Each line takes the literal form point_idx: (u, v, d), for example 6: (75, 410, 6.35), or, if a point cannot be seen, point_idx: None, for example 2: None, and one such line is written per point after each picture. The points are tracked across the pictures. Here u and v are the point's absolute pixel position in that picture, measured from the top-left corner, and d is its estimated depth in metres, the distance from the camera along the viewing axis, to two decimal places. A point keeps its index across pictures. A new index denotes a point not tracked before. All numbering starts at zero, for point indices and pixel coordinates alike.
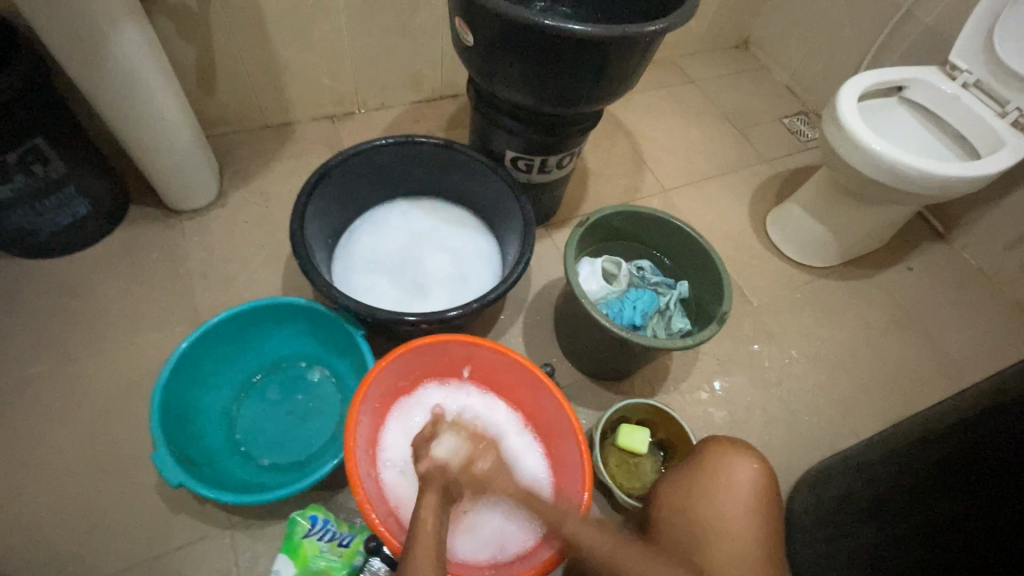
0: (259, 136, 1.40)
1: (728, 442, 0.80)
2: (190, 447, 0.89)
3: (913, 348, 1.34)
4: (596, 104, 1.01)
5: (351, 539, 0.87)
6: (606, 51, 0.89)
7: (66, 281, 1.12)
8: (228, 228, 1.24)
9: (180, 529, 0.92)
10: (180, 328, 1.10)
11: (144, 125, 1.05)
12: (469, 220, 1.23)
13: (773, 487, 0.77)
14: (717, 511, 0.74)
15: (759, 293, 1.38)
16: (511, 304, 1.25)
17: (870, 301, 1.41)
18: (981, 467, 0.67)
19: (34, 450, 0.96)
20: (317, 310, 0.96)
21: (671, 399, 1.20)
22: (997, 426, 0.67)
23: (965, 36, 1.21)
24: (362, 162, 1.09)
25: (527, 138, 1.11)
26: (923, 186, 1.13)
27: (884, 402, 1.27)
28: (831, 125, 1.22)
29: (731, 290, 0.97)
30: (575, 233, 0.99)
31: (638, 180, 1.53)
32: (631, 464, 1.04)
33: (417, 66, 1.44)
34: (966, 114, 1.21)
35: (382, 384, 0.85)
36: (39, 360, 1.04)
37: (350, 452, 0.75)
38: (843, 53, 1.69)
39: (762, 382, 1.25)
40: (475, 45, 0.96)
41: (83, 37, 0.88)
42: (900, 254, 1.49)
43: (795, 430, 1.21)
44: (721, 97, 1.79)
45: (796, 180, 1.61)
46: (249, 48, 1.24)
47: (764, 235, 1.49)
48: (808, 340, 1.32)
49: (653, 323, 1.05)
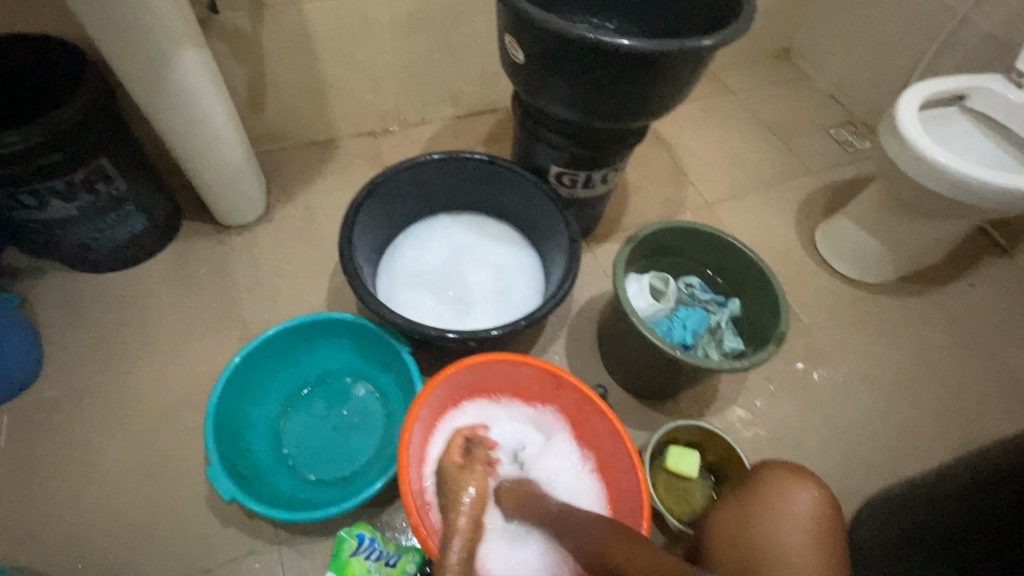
0: (304, 152, 1.43)
1: (788, 467, 0.78)
2: (240, 461, 0.90)
3: (977, 370, 1.27)
4: (644, 119, 1.00)
5: (398, 558, 0.86)
6: (657, 68, 0.88)
7: (123, 294, 1.16)
8: (275, 242, 1.26)
9: (230, 543, 0.92)
10: (228, 342, 1.12)
11: (199, 143, 1.08)
12: (511, 235, 1.23)
13: (837, 516, 0.75)
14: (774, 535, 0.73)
15: (810, 310, 1.33)
16: (554, 320, 1.23)
17: (929, 319, 1.34)
18: None
19: (91, 460, 0.98)
20: (365, 325, 0.96)
21: (719, 420, 1.16)
22: None
23: None
24: (407, 178, 1.10)
25: (572, 154, 1.10)
26: (991, 199, 1.07)
27: (947, 426, 1.20)
28: (889, 136, 1.17)
29: (788, 309, 0.93)
30: (624, 250, 0.97)
31: (679, 193, 1.50)
32: (681, 489, 1.00)
33: (457, 82, 1.45)
34: None
35: (431, 404, 0.84)
36: (98, 371, 1.07)
37: (403, 472, 0.74)
38: (893, 61, 1.63)
39: (815, 402, 1.20)
40: (524, 63, 0.96)
41: (149, 62, 0.92)
42: (960, 269, 1.42)
43: (852, 455, 1.15)
44: (764, 107, 1.75)
45: (844, 192, 1.56)
46: (297, 67, 1.26)
47: (813, 250, 1.44)
48: (863, 359, 1.27)
49: (703, 342, 1.02)
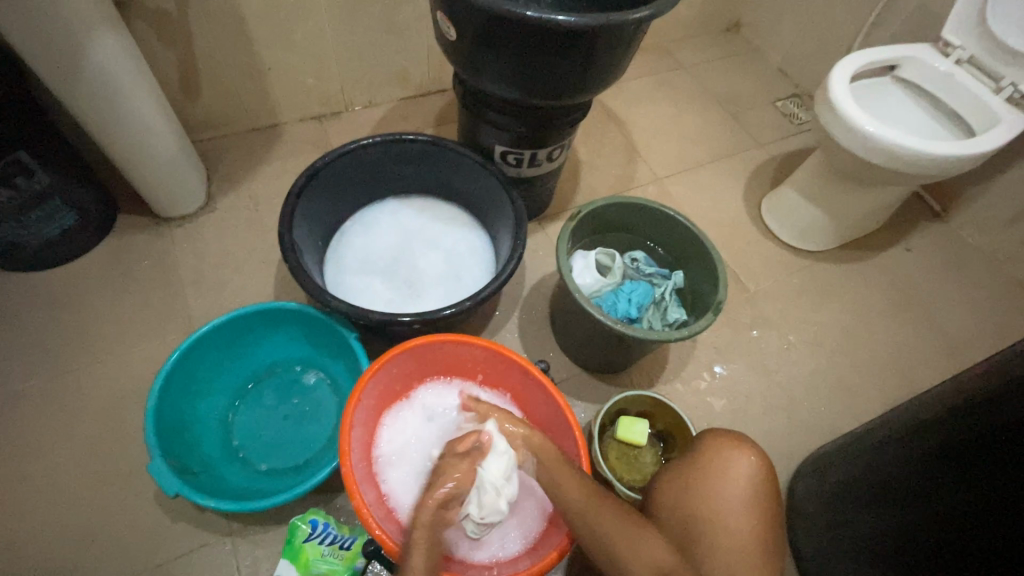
0: (246, 139, 1.38)
1: (726, 436, 0.81)
2: (186, 456, 0.89)
3: (912, 330, 1.34)
4: (583, 95, 1.00)
5: (352, 541, 0.87)
6: (589, 43, 0.88)
7: (58, 293, 1.12)
8: (219, 233, 1.23)
9: (182, 538, 0.92)
10: (173, 337, 1.10)
11: (127, 132, 1.04)
12: (461, 217, 1.22)
13: (770, 482, 0.78)
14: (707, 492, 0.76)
15: (756, 279, 1.37)
16: (507, 300, 1.24)
17: (868, 283, 1.40)
18: (969, 450, 0.69)
19: (32, 465, 0.96)
20: (310, 313, 0.96)
21: (669, 390, 1.19)
22: (990, 415, 0.67)
23: (957, 12, 1.19)
24: (349, 162, 1.08)
25: (515, 132, 1.09)
26: (918, 166, 1.12)
27: (884, 384, 1.26)
28: (824, 107, 1.20)
29: (727, 278, 0.96)
30: (567, 226, 0.98)
31: (631, 169, 1.52)
32: (631, 456, 1.04)
33: (403, 62, 1.42)
34: (960, 91, 1.20)
35: (376, 387, 0.85)
36: (34, 373, 1.03)
37: (344, 455, 0.75)
38: (835, 33, 1.67)
39: (761, 367, 1.25)
40: (459, 40, 0.94)
41: (62, 49, 0.87)
42: (897, 235, 1.48)
43: (795, 416, 1.20)
44: (713, 81, 1.77)
45: (790, 164, 1.60)
46: (230, 49, 1.22)
47: (760, 221, 1.48)
48: (806, 324, 1.32)
49: (648, 315, 1.04)
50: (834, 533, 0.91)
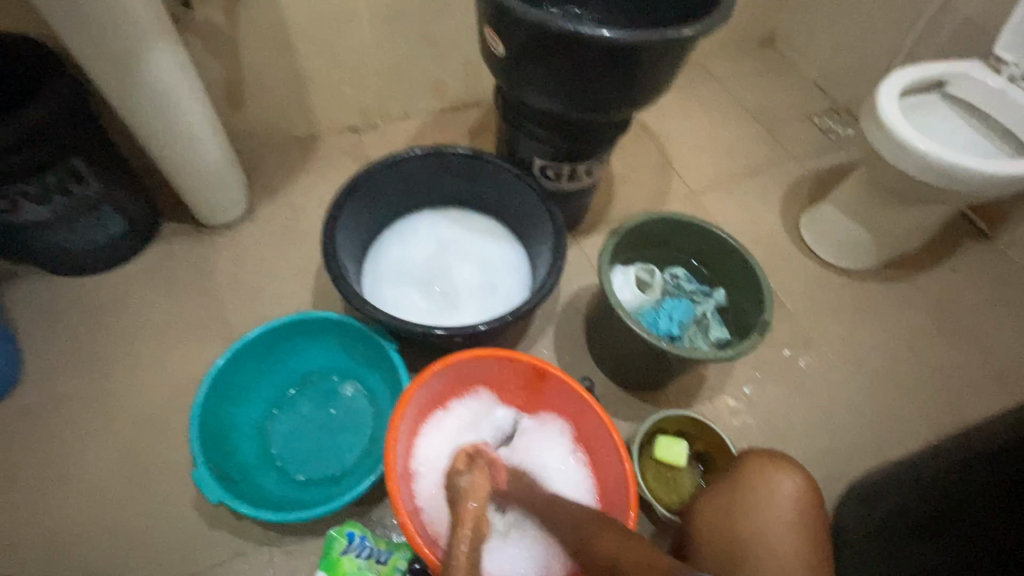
0: (285, 149, 1.41)
1: (764, 455, 0.80)
2: (227, 464, 0.89)
3: (959, 352, 1.29)
4: (627, 111, 0.99)
5: (389, 556, 0.86)
6: (638, 58, 0.87)
7: (103, 298, 1.14)
8: (258, 241, 1.25)
9: (218, 546, 0.92)
10: (213, 343, 1.11)
11: (176, 142, 1.06)
12: (497, 229, 1.22)
13: (818, 506, 0.76)
14: (753, 511, 0.75)
15: (795, 298, 1.34)
16: (542, 313, 1.23)
17: (912, 304, 1.36)
18: None
19: (76, 467, 0.97)
20: (350, 324, 0.96)
21: (707, 409, 1.17)
22: None
23: (1010, 28, 1.16)
24: (390, 174, 1.09)
25: (555, 146, 1.09)
26: (972, 184, 1.08)
27: (930, 409, 1.22)
28: (870, 123, 1.18)
29: (772, 297, 0.94)
30: (609, 242, 0.97)
31: (665, 184, 1.50)
32: (669, 478, 1.01)
33: (440, 75, 1.43)
34: (1014, 109, 1.17)
35: (418, 400, 0.84)
36: (79, 377, 1.05)
37: (389, 469, 0.75)
38: (875, 48, 1.64)
39: (800, 388, 1.21)
40: (504, 55, 0.95)
41: (120, 61, 0.90)
42: (941, 254, 1.44)
43: (838, 440, 1.17)
44: (748, 96, 1.75)
45: (829, 180, 1.57)
46: (275, 62, 1.24)
47: (798, 238, 1.45)
48: (847, 344, 1.28)
49: (690, 333, 1.02)
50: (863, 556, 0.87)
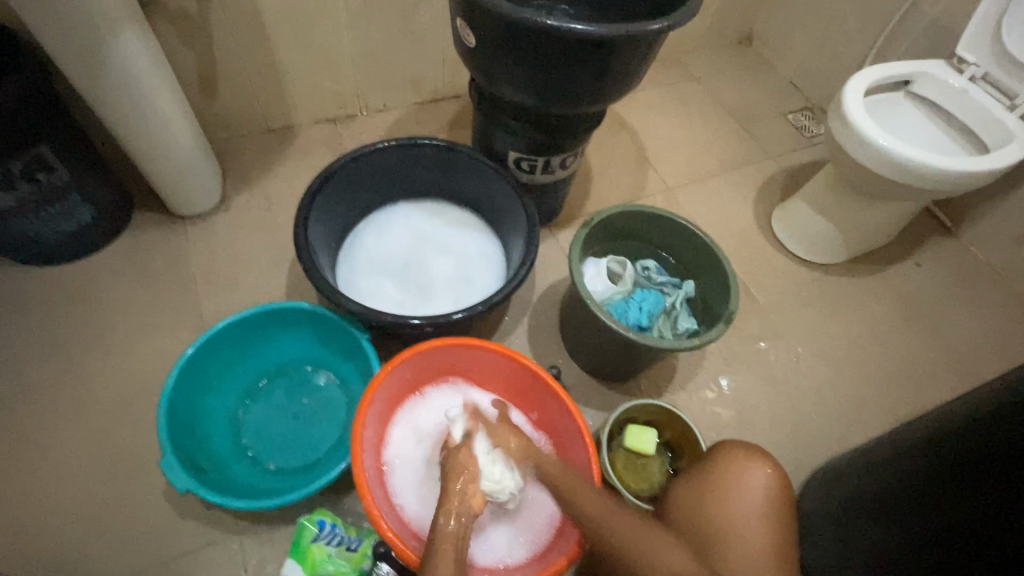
0: (261, 140, 1.40)
1: (742, 447, 0.81)
2: (197, 453, 0.89)
3: (922, 344, 1.33)
4: (600, 104, 1.01)
5: (359, 543, 0.87)
6: (608, 51, 0.88)
7: (72, 288, 1.13)
8: (232, 232, 1.24)
9: (189, 535, 0.92)
10: (185, 334, 1.10)
11: (146, 130, 1.05)
12: (473, 222, 1.23)
13: (789, 496, 0.78)
14: (728, 503, 0.76)
15: (765, 291, 1.37)
16: (517, 305, 1.24)
17: (879, 297, 1.39)
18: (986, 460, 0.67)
19: (43, 458, 0.96)
20: (322, 314, 0.96)
21: (677, 399, 1.19)
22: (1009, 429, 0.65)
23: (972, 29, 1.19)
24: (364, 165, 1.09)
25: (530, 139, 1.10)
26: (933, 180, 1.12)
27: (892, 398, 1.26)
28: (837, 120, 1.20)
29: (738, 289, 0.96)
30: (580, 233, 0.98)
31: (642, 178, 1.52)
32: (638, 465, 1.02)
33: (418, 68, 1.43)
34: (975, 108, 1.20)
35: (387, 389, 0.85)
36: (47, 368, 1.04)
37: (356, 456, 0.75)
38: (847, 47, 1.67)
39: (769, 379, 1.24)
40: (477, 47, 0.95)
41: (88, 47, 0.89)
42: (907, 250, 1.48)
43: (804, 428, 1.20)
44: (725, 93, 1.78)
45: (801, 176, 1.60)
46: (249, 51, 1.23)
47: (770, 232, 1.48)
48: (815, 336, 1.32)
49: (659, 323, 1.04)
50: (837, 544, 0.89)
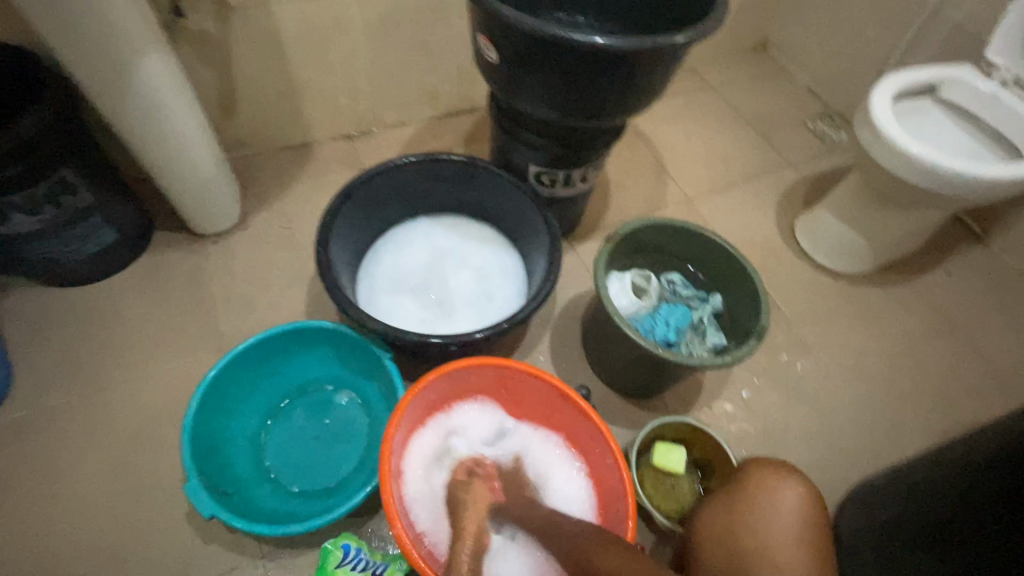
0: (279, 157, 1.40)
1: (771, 464, 0.78)
2: (220, 476, 0.88)
3: (955, 356, 1.29)
4: (622, 117, 0.99)
5: (385, 568, 0.85)
6: (630, 66, 0.87)
7: (94, 308, 1.13)
8: (252, 250, 1.24)
9: (211, 559, 0.90)
10: (206, 354, 1.10)
11: (167, 150, 1.05)
12: (492, 236, 1.22)
13: (823, 514, 0.75)
14: (761, 525, 0.73)
15: (791, 302, 1.34)
16: (537, 320, 1.22)
17: (909, 308, 1.36)
18: None
19: (67, 481, 0.96)
20: (345, 333, 0.95)
21: (704, 415, 1.16)
22: None
23: (1000, 32, 1.17)
24: (384, 182, 1.08)
25: (551, 153, 1.09)
26: (965, 187, 1.08)
27: (928, 413, 1.22)
28: (863, 127, 1.18)
29: (769, 303, 0.94)
30: (604, 248, 0.96)
31: (660, 189, 1.50)
32: (668, 485, 1.01)
33: (435, 83, 1.43)
34: (1006, 113, 1.17)
35: (413, 411, 0.83)
36: (69, 390, 1.04)
37: (385, 481, 0.73)
38: (867, 53, 1.65)
39: (799, 394, 1.21)
40: (498, 62, 0.95)
41: (112, 71, 0.89)
42: (937, 258, 1.44)
43: (837, 444, 1.16)
44: (742, 101, 1.76)
45: (823, 184, 1.57)
46: (268, 70, 1.24)
47: (793, 242, 1.45)
48: (845, 349, 1.28)
49: (686, 339, 1.02)
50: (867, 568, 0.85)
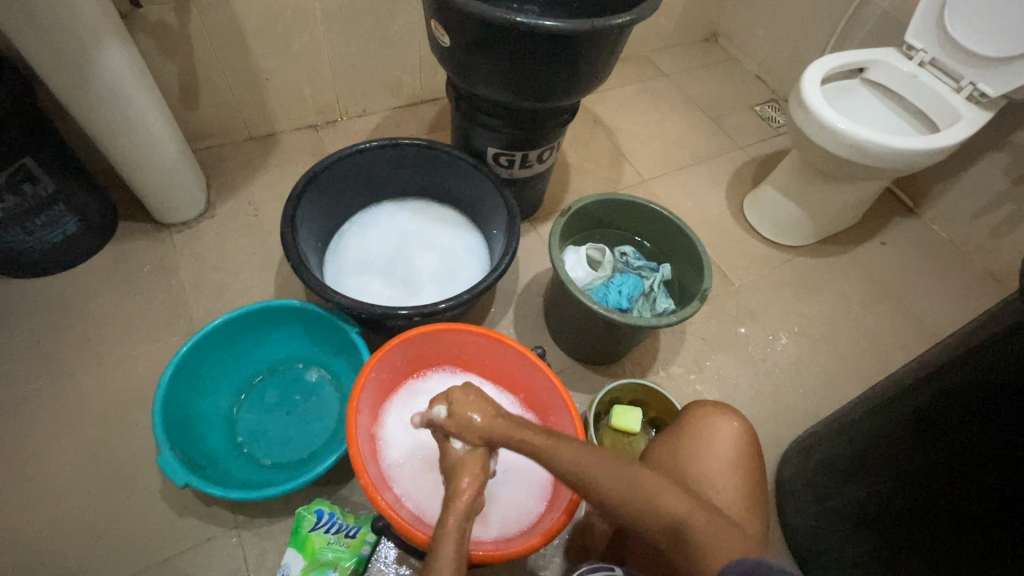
0: (244, 148, 1.42)
1: (714, 405, 0.85)
2: (194, 450, 0.91)
3: (889, 318, 1.40)
4: (571, 97, 1.05)
5: (357, 529, 0.89)
6: (576, 46, 0.92)
7: (60, 297, 1.14)
8: (219, 237, 1.26)
9: (187, 532, 0.93)
10: (176, 338, 1.12)
11: (129, 139, 1.07)
12: (455, 218, 1.27)
13: (754, 448, 0.81)
14: (701, 462, 0.78)
15: (740, 273, 1.43)
16: (501, 297, 1.28)
17: (848, 275, 1.46)
18: (934, 412, 0.75)
19: (38, 464, 0.97)
20: (312, 310, 0.98)
21: (660, 379, 1.23)
22: (948, 380, 0.73)
23: (919, 17, 1.27)
24: (348, 166, 1.12)
25: (507, 134, 1.14)
26: (888, 160, 1.18)
27: (865, 370, 1.31)
28: (798, 107, 1.27)
29: (711, 268, 1.01)
30: (558, 221, 1.02)
31: (618, 172, 1.58)
32: (625, 443, 1.08)
33: (396, 72, 1.47)
34: (925, 91, 1.27)
35: (378, 376, 0.88)
36: (37, 377, 1.05)
37: (351, 437, 0.78)
38: (807, 41, 1.75)
39: (747, 357, 1.29)
40: (452, 45, 0.99)
41: (70, 60, 0.91)
42: (873, 230, 1.55)
43: (782, 401, 1.25)
44: (694, 88, 1.85)
45: (769, 164, 1.67)
46: (229, 61, 1.26)
47: (742, 218, 1.54)
48: (790, 315, 1.37)
49: (638, 305, 1.09)
50: (820, 506, 0.96)
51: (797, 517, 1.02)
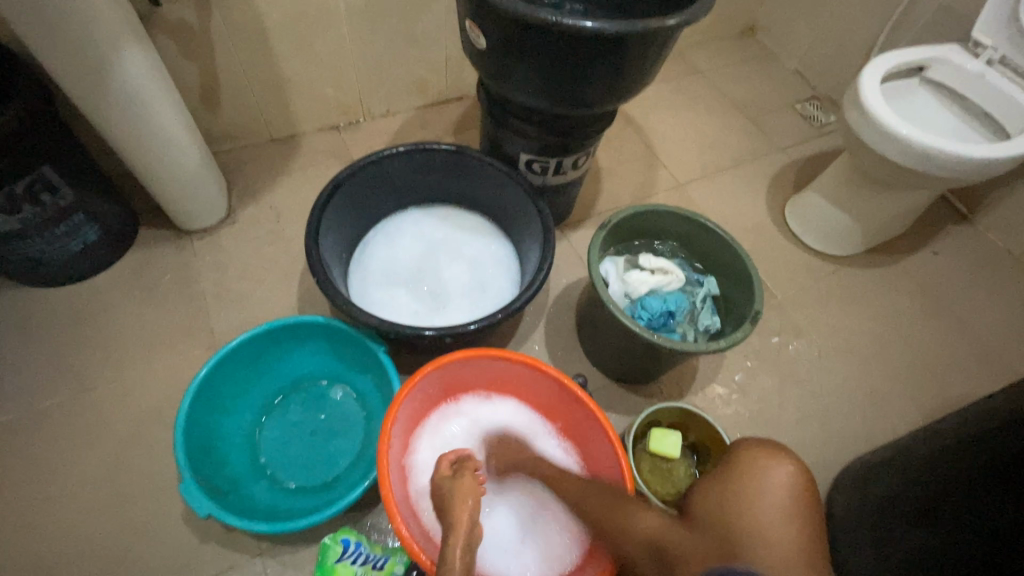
0: (265, 151, 1.38)
1: (763, 444, 0.71)
2: (215, 474, 0.87)
3: (944, 335, 1.31)
4: (614, 102, 0.98)
5: (385, 560, 0.85)
6: (623, 48, 0.85)
7: (80, 307, 1.11)
8: (241, 245, 1.22)
9: (210, 558, 0.90)
10: (198, 351, 1.08)
11: (150, 146, 1.03)
12: (483, 227, 1.21)
13: (812, 493, 0.69)
14: (754, 517, 0.65)
15: (783, 286, 1.35)
16: (532, 310, 1.22)
17: (899, 289, 1.37)
18: None
19: (59, 483, 0.94)
20: (338, 328, 0.94)
21: (698, 399, 1.17)
22: None
23: (988, 10, 1.16)
24: (374, 173, 1.06)
25: (543, 141, 1.08)
26: (953, 168, 1.09)
27: (917, 391, 1.23)
28: (853, 110, 1.18)
29: (763, 288, 0.94)
30: (597, 234, 0.96)
31: (652, 175, 1.50)
32: (664, 470, 1.01)
33: (421, 72, 1.41)
34: (992, 92, 1.17)
35: (410, 405, 0.83)
36: (57, 392, 1.02)
37: (383, 475, 0.73)
38: (854, 36, 1.65)
39: (791, 376, 1.22)
40: (488, 48, 0.92)
41: (89, 66, 0.87)
42: (924, 239, 1.46)
43: (830, 424, 1.17)
44: (731, 86, 1.75)
45: (812, 167, 1.58)
46: (251, 61, 1.21)
47: (784, 225, 1.46)
48: (836, 331, 1.29)
49: (682, 324, 1.02)
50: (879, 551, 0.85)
51: (844, 562, 0.92)
